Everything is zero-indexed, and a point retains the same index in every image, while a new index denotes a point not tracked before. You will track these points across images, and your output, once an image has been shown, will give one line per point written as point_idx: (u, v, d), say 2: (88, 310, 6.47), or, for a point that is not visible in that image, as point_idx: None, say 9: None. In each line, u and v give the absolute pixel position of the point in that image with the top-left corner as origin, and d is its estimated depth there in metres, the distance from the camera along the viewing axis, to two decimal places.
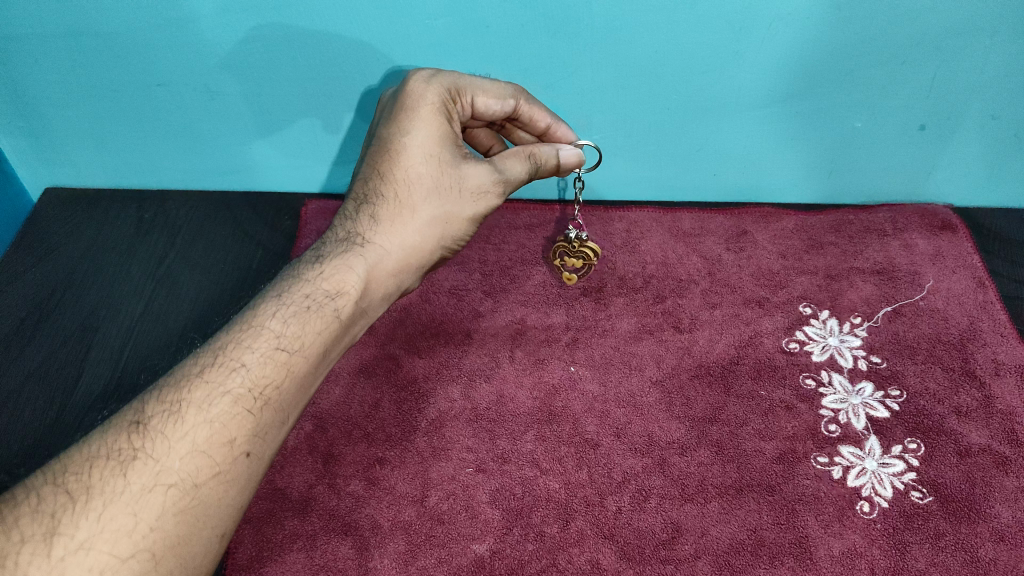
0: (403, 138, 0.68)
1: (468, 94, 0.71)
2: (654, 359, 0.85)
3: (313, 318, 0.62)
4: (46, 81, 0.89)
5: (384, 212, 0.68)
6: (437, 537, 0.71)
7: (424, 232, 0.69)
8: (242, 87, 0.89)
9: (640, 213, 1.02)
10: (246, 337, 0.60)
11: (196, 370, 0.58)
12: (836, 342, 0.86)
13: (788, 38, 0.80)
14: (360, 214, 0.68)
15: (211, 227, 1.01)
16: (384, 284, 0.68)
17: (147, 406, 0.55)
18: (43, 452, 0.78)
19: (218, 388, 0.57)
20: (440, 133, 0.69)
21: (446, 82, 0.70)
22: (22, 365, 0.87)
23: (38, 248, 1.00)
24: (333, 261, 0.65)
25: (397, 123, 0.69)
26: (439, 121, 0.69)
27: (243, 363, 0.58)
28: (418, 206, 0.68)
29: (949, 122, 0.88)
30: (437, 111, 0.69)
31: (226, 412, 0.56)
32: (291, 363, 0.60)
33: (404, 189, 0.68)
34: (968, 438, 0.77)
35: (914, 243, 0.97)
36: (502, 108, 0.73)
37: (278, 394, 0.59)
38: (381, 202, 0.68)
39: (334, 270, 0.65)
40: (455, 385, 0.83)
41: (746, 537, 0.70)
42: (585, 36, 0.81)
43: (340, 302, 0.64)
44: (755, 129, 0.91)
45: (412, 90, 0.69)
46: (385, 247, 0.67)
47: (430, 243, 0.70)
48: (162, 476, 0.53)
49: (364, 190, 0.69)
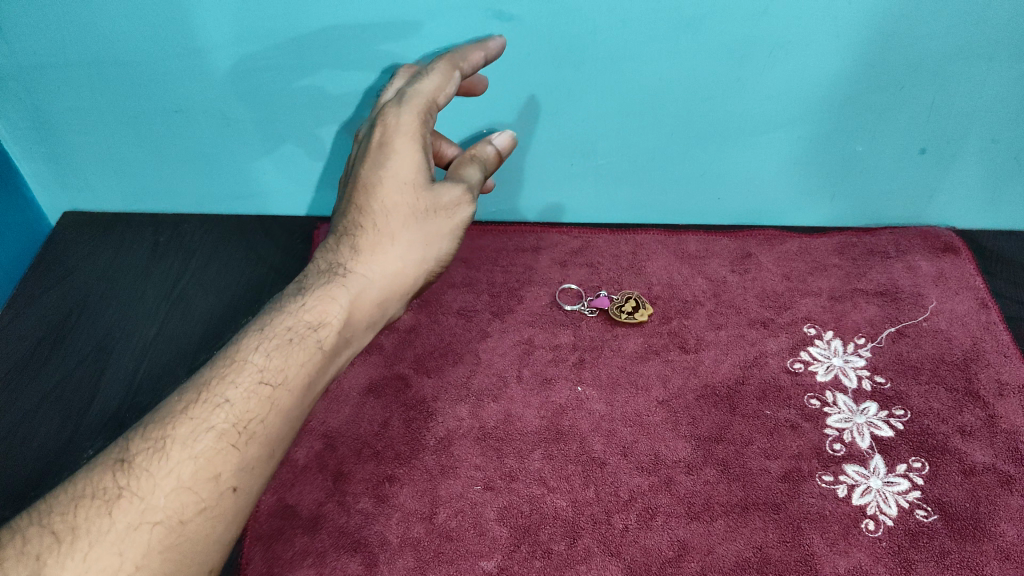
0: (378, 169, 0.70)
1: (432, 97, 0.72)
2: (660, 379, 0.86)
3: (296, 350, 0.62)
4: (67, 107, 0.91)
5: (364, 242, 0.70)
6: (446, 554, 0.72)
7: (404, 257, 0.71)
8: (260, 113, 0.91)
9: (645, 236, 1.04)
10: (230, 372, 0.60)
11: (180, 406, 0.57)
12: (840, 362, 0.87)
13: (789, 64, 0.82)
14: (341, 247, 0.70)
15: (223, 250, 1.03)
16: (368, 312, 0.69)
17: (132, 443, 0.55)
18: (58, 471, 0.80)
19: (202, 424, 0.57)
20: (414, 159, 0.70)
21: (416, 101, 0.71)
22: (37, 387, 0.88)
23: (55, 271, 1.02)
24: (316, 293, 0.66)
25: (372, 153, 0.71)
26: (415, 146, 0.70)
27: (227, 398, 0.58)
28: (396, 232, 0.70)
29: (948, 146, 0.90)
30: (412, 137, 0.70)
31: (211, 448, 0.56)
32: (276, 397, 0.60)
33: (382, 218, 0.70)
34: (972, 457, 0.78)
35: (917, 264, 0.98)
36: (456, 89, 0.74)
37: (263, 428, 0.59)
38: (361, 233, 0.70)
39: (317, 302, 0.66)
40: (463, 404, 0.84)
41: (752, 554, 0.71)
42: (591, 63, 0.83)
43: (323, 332, 0.64)
44: (758, 153, 0.93)
45: (384, 118, 0.71)
46: (367, 276, 0.69)
47: (412, 267, 0.72)
48: (147, 514, 0.52)
49: (344, 224, 0.71)
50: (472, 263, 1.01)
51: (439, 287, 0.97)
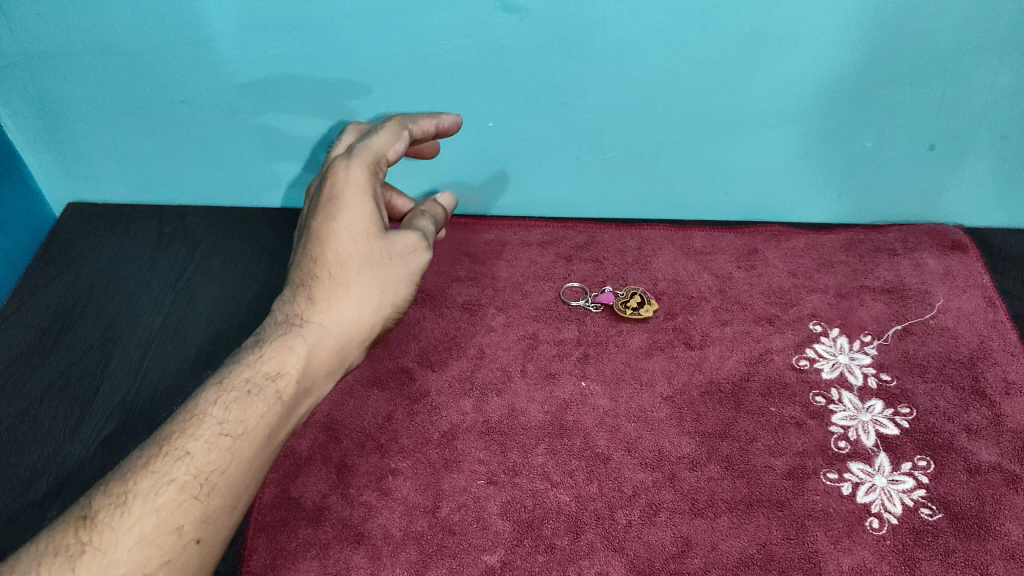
0: (331, 220, 0.67)
1: (383, 154, 0.71)
2: (664, 375, 0.86)
3: (256, 401, 0.59)
4: (72, 96, 0.91)
5: (320, 291, 0.66)
6: (449, 547, 0.72)
7: (364, 306, 0.67)
8: (265, 105, 0.91)
9: (651, 231, 1.03)
10: (188, 424, 0.58)
11: (139, 462, 0.56)
12: (845, 359, 0.87)
13: (797, 57, 0.82)
14: (298, 296, 0.66)
15: (228, 241, 1.03)
16: (330, 362, 0.66)
17: (93, 499, 0.54)
18: (63, 459, 0.80)
19: (162, 477, 0.55)
20: (366, 208, 0.68)
21: (366, 155, 0.69)
22: (43, 376, 0.88)
23: (61, 261, 1.02)
24: (275, 342, 0.63)
25: (323, 207, 0.68)
26: (367, 196, 0.68)
27: (187, 451, 0.56)
28: (353, 282, 0.67)
29: (958, 142, 0.90)
30: (364, 187, 0.68)
31: (172, 501, 0.55)
32: (236, 448, 0.58)
33: (338, 268, 0.67)
34: (977, 456, 0.77)
35: (924, 262, 0.97)
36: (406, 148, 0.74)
37: (225, 479, 0.57)
38: (317, 282, 0.67)
39: (275, 353, 0.62)
40: (467, 398, 0.84)
41: (756, 551, 0.71)
42: (598, 55, 0.83)
43: (282, 382, 0.62)
44: (765, 148, 0.92)
45: (335, 174, 0.68)
46: (326, 325, 0.65)
47: (372, 315, 0.68)
48: (111, 568, 0.52)
49: (300, 275, 0.68)
50: (477, 257, 1.00)
51: (444, 281, 0.97)
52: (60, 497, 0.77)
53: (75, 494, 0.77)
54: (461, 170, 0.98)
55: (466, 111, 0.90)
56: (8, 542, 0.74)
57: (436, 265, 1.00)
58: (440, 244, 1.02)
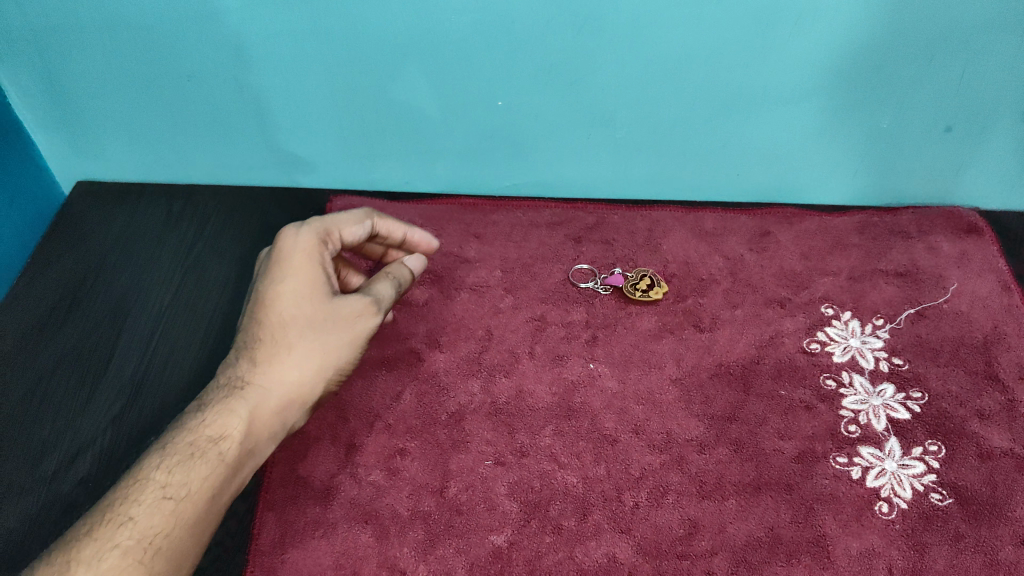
0: (275, 287, 0.71)
1: (335, 230, 0.74)
2: (674, 357, 0.85)
3: (196, 465, 0.64)
4: (81, 72, 0.91)
5: (262, 355, 0.70)
6: (456, 527, 0.72)
7: (305, 368, 0.70)
8: (274, 81, 0.90)
9: (662, 213, 1.02)
10: (131, 490, 0.63)
11: (83, 529, 0.61)
12: (857, 343, 0.86)
13: (814, 34, 0.80)
14: (241, 360, 0.70)
15: (237, 220, 1.03)
16: (271, 423, 0.69)
17: (40, 567, 0.59)
18: (74, 435, 0.80)
19: (104, 544, 0.60)
20: (310, 275, 0.72)
21: (315, 228, 0.73)
22: (53, 352, 0.88)
23: (71, 238, 1.02)
24: (216, 406, 0.68)
25: (269, 275, 0.72)
26: (311, 264, 0.72)
27: (130, 516, 0.61)
28: (295, 344, 0.70)
29: (977, 121, 0.88)
30: (308, 256, 0.72)
31: (114, 566, 0.59)
32: (177, 510, 0.63)
33: (281, 332, 0.70)
34: (989, 441, 0.77)
35: (939, 245, 0.96)
36: (364, 230, 0.77)
37: (167, 541, 0.62)
38: (259, 346, 0.70)
39: (215, 416, 0.67)
40: (475, 379, 0.84)
41: (764, 534, 0.71)
42: (611, 33, 0.81)
43: (223, 445, 0.66)
44: (779, 127, 0.91)
45: (283, 245, 0.72)
46: (267, 387, 0.69)
47: (314, 377, 0.71)
48: None
49: (245, 339, 0.72)
50: (486, 238, 1.00)
51: (453, 262, 0.97)
52: (70, 473, 0.78)
53: (85, 469, 0.78)
54: (471, 148, 0.98)
55: (476, 88, 0.89)
56: (20, 516, 0.74)
57: (445, 245, 0.99)
58: (449, 224, 1.02)
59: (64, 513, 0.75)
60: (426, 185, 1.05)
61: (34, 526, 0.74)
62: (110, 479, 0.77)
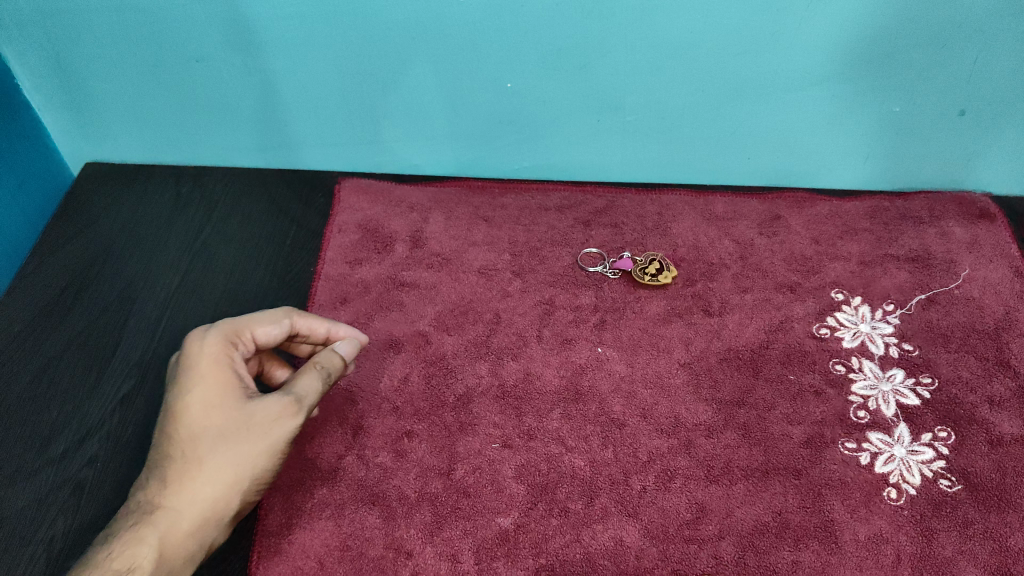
0: (180, 399, 0.65)
1: (247, 330, 0.70)
2: (682, 341, 0.85)
3: None
4: (88, 54, 0.90)
5: (171, 475, 0.63)
6: (463, 509, 0.72)
7: (218, 482, 0.63)
8: (282, 63, 0.89)
9: (672, 196, 1.02)
10: None
11: None
12: (867, 329, 0.85)
13: (827, 18, 0.79)
14: (149, 482, 0.64)
15: (245, 203, 1.03)
16: (185, 546, 0.62)
17: None
18: (82, 417, 0.81)
19: None
20: (221, 379, 0.66)
21: (222, 332, 0.68)
22: (61, 334, 0.89)
23: (79, 219, 1.02)
24: (125, 534, 0.61)
25: (174, 386, 0.66)
26: (218, 373, 0.66)
27: None
28: (205, 459, 0.63)
29: (991, 108, 0.87)
30: (215, 362, 0.66)
31: None
32: None
33: (189, 446, 0.63)
34: (1000, 428, 0.76)
35: (951, 231, 0.95)
36: (281, 330, 0.72)
37: None
38: (167, 464, 0.63)
39: (124, 546, 0.60)
40: (482, 362, 0.84)
41: (771, 519, 0.71)
42: (621, 16, 0.80)
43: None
44: (790, 113, 0.90)
45: (188, 353, 0.67)
46: (177, 508, 0.62)
47: (229, 491, 0.64)
48: None
49: (153, 458, 0.65)
50: (495, 221, 0.99)
51: (461, 245, 0.97)
52: (79, 454, 0.78)
53: (94, 451, 0.78)
54: (480, 131, 0.97)
55: (486, 71, 0.88)
56: (29, 496, 0.75)
57: (453, 228, 0.99)
58: (457, 207, 1.01)
59: (73, 494, 0.75)
60: (435, 168, 1.04)
61: (43, 507, 0.74)
62: (119, 461, 0.77)
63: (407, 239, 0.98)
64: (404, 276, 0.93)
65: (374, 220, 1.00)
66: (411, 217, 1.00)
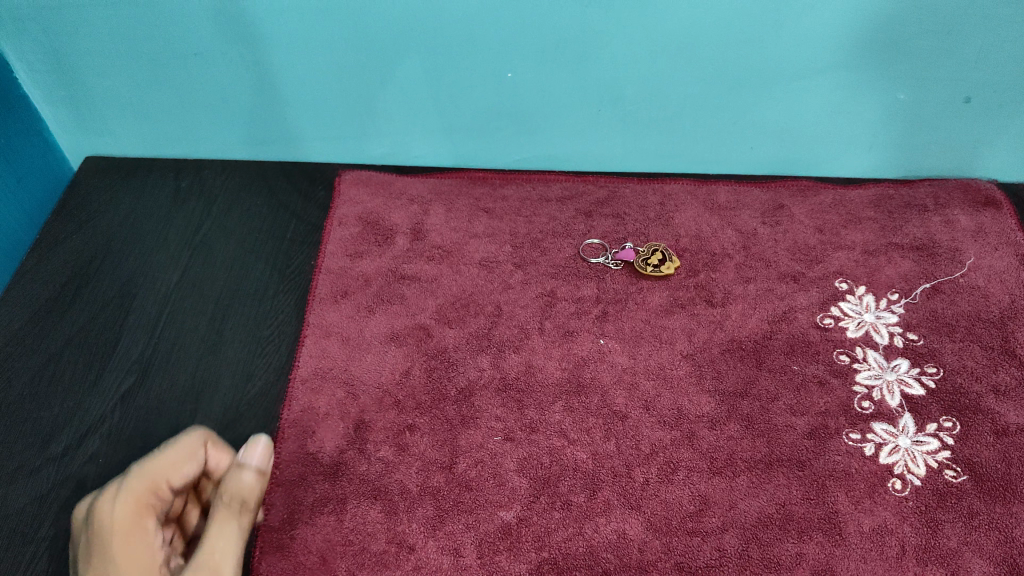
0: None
1: (162, 480, 0.67)
2: (685, 333, 0.84)
3: None
4: (86, 49, 0.90)
5: None
6: (465, 503, 0.72)
7: None
8: (281, 57, 0.89)
9: (674, 186, 1.01)
10: None
11: None
12: (871, 318, 0.85)
13: (830, 6, 0.78)
14: None
15: (245, 197, 1.03)
16: None
17: None
18: (83, 414, 0.81)
19: None
20: (133, 548, 0.63)
21: (132, 488, 0.65)
22: (62, 331, 0.88)
23: (79, 215, 1.02)
24: None
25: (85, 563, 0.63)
26: (131, 541, 0.63)
27: None
28: None
29: (996, 94, 0.86)
30: (128, 530, 0.63)
31: None
32: None
33: None
34: (1005, 418, 0.76)
35: (955, 218, 0.95)
36: (195, 468, 0.70)
37: None
38: None
39: None
40: (484, 355, 0.83)
41: (775, 511, 0.70)
42: (621, 6, 0.79)
43: None
44: (792, 101, 0.89)
45: (97, 521, 0.64)
46: None
47: None
48: None
49: None
50: (496, 213, 0.99)
51: (462, 238, 0.96)
52: (80, 451, 0.78)
53: (95, 448, 0.78)
54: (480, 122, 0.96)
55: (485, 63, 0.88)
56: (31, 493, 0.75)
57: (454, 220, 0.98)
58: (458, 199, 1.01)
59: (75, 492, 0.75)
60: (435, 159, 1.04)
61: (45, 505, 0.74)
62: (120, 458, 0.77)
63: (408, 232, 0.97)
64: (405, 269, 0.93)
65: (374, 213, 0.99)
66: (412, 210, 1.00)
